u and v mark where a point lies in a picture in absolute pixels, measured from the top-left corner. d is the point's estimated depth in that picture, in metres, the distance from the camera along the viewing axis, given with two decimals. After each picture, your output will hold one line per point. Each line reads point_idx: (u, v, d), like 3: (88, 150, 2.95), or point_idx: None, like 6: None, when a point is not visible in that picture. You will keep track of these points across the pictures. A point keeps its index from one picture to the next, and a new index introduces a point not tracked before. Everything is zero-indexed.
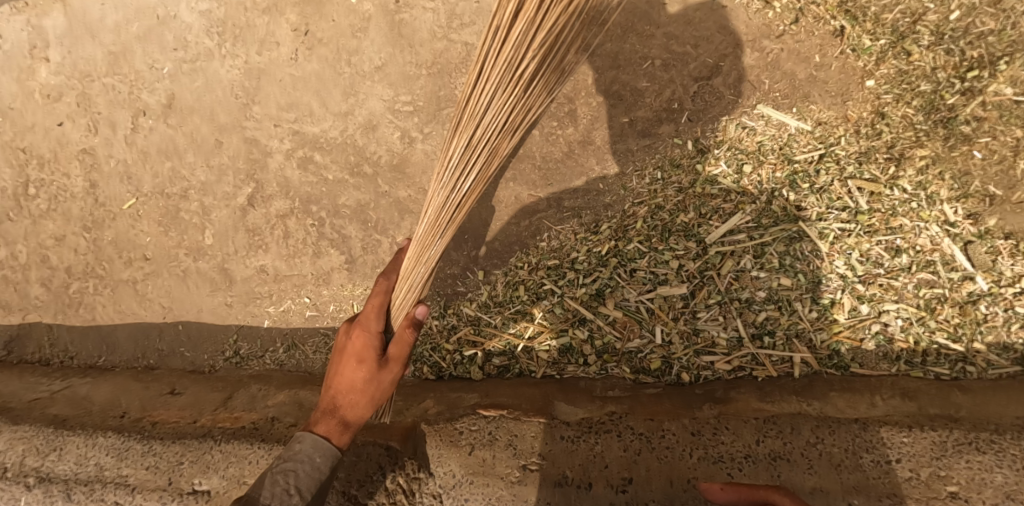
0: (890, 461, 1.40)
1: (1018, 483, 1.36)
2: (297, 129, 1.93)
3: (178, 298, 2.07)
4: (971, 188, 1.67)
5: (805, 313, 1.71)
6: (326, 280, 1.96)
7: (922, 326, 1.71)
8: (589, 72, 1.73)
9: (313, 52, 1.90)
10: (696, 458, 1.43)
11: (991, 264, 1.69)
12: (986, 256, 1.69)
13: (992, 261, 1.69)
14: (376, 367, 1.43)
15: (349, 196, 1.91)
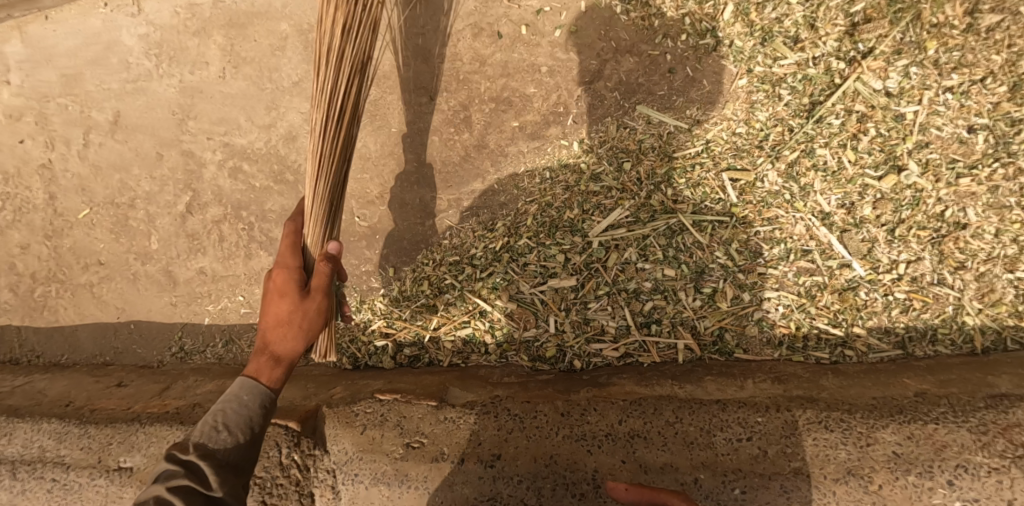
0: (741, 439, 1.49)
1: (861, 459, 1.44)
2: (228, 141, 2.10)
3: (130, 300, 2.26)
4: (846, 178, 1.73)
5: (689, 302, 1.80)
6: (258, 279, 2.13)
7: (803, 312, 1.79)
8: (481, 81, 1.86)
9: (239, 71, 2.06)
10: (562, 435, 1.54)
11: (866, 252, 1.77)
12: (861, 244, 1.76)
13: (868, 249, 1.77)
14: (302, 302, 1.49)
15: (275, 203, 2.08)
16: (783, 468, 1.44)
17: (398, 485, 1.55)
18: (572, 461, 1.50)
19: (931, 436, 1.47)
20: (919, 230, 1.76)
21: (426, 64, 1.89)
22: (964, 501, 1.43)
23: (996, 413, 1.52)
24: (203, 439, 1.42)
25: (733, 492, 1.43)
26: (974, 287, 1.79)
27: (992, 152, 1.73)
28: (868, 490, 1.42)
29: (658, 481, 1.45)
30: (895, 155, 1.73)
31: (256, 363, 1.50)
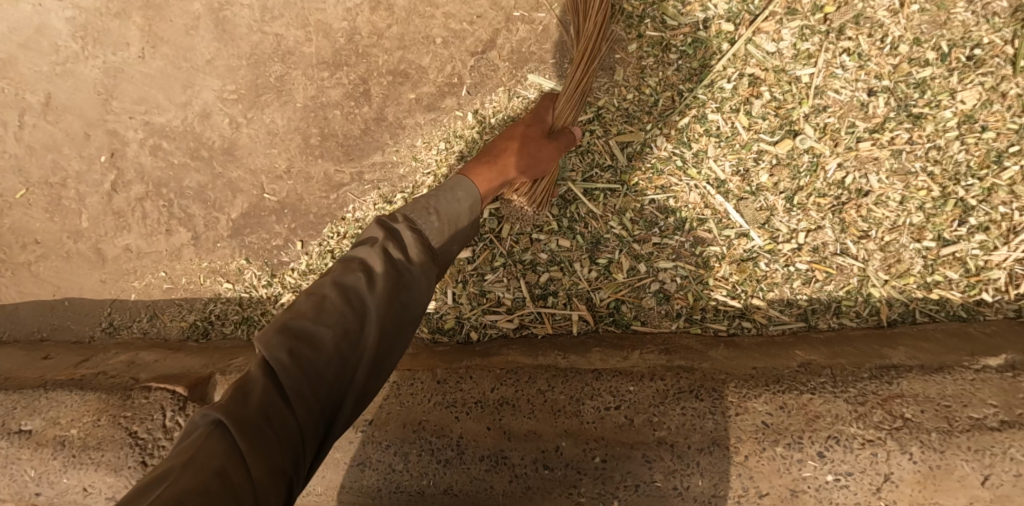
0: (609, 407, 1.45)
1: (727, 428, 1.39)
2: (148, 120, 2.14)
3: (65, 277, 2.33)
4: (740, 144, 1.69)
5: (584, 273, 1.78)
6: (178, 256, 2.16)
7: (700, 284, 1.74)
8: (380, 54, 1.87)
9: (158, 51, 2.11)
10: (434, 402, 1.54)
11: (765, 221, 1.71)
12: (758, 212, 1.71)
13: (767, 218, 1.71)
14: (536, 137, 1.63)
15: (192, 179, 2.10)
16: (646, 437, 1.40)
17: None
18: (438, 428, 1.49)
19: (804, 406, 1.40)
20: (818, 198, 1.69)
21: (327, 39, 1.91)
22: (835, 474, 1.36)
23: (879, 384, 1.43)
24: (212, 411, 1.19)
25: (593, 460, 1.40)
26: (880, 257, 1.69)
27: (895, 115, 1.65)
28: (733, 461, 1.37)
29: (518, 447, 1.44)
30: (791, 119, 1.67)
31: (484, 174, 1.60)
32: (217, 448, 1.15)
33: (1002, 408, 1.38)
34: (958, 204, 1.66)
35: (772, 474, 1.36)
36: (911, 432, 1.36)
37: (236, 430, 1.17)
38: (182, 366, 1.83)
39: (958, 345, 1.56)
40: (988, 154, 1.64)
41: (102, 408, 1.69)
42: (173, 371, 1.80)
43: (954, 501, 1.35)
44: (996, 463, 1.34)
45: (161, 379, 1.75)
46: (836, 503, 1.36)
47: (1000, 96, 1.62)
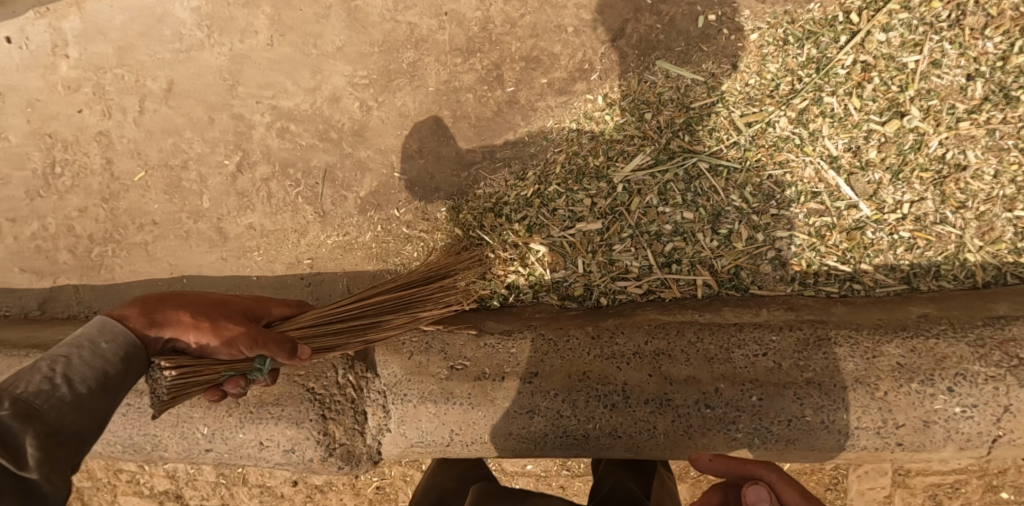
0: (758, 354, 1.63)
1: (868, 369, 1.57)
2: (275, 104, 2.25)
3: (182, 256, 2.42)
4: (852, 123, 1.88)
5: (707, 242, 1.95)
6: (303, 232, 2.28)
7: (813, 251, 1.92)
8: (513, 42, 2.03)
9: (286, 39, 2.21)
10: (593, 355, 1.70)
11: (872, 193, 1.90)
12: (867, 186, 1.90)
13: (874, 191, 1.90)
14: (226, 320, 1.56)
15: (320, 159, 2.23)
16: (796, 378, 1.58)
17: (443, 402, 1.74)
18: (602, 376, 1.65)
19: (932, 349, 1.59)
20: (921, 173, 1.89)
21: (460, 27, 2.06)
22: (963, 406, 1.55)
23: (993, 329, 1.63)
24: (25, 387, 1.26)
25: (750, 398, 1.58)
26: (975, 225, 1.90)
27: (990, 97, 1.85)
28: (874, 396, 1.56)
29: (680, 391, 1.60)
30: (897, 102, 1.87)
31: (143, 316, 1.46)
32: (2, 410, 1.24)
33: None
34: None
35: (908, 407, 1.55)
36: None
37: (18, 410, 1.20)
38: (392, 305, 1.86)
39: None
40: None
41: (324, 322, 1.76)
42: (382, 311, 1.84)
43: None
44: None
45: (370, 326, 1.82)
46: (961, 430, 1.56)
47: None
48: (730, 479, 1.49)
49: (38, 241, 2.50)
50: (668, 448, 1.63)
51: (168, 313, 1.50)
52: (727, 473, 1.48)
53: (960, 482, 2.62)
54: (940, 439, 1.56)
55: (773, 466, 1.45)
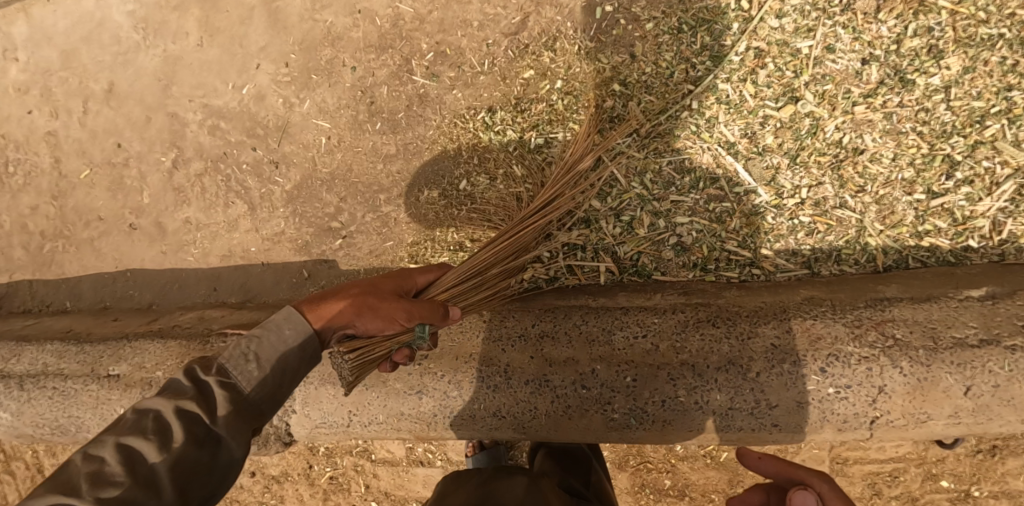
0: (638, 336, 1.66)
1: (741, 350, 1.59)
2: (206, 103, 2.34)
3: (125, 251, 2.51)
4: (747, 110, 1.91)
5: (609, 229, 1.98)
6: (235, 226, 2.36)
7: (713, 236, 1.94)
8: (422, 38, 2.09)
9: (214, 40, 2.30)
10: (481, 338, 1.76)
11: (771, 179, 1.92)
12: (765, 171, 1.92)
13: (772, 176, 1.92)
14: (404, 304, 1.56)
15: (248, 155, 2.32)
16: (671, 360, 1.61)
17: (340, 384, 1.81)
18: (487, 358, 1.71)
19: (807, 330, 1.60)
20: (817, 158, 1.90)
21: (373, 25, 2.13)
22: (836, 387, 1.56)
23: (872, 311, 1.63)
24: (227, 360, 1.34)
25: (625, 379, 1.61)
26: (875, 209, 1.90)
27: (884, 80, 1.86)
28: (746, 377, 1.58)
29: (559, 371, 1.64)
30: (792, 87, 1.89)
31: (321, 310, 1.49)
32: (225, 393, 1.30)
33: (980, 328, 1.58)
34: (945, 160, 1.87)
35: (781, 388, 1.56)
36: (902, 349, 1.56)
37: (238, 405, 1.30)
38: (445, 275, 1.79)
39: (946, 280, 1.76)
40: (973, 115, 1.85)
41: None
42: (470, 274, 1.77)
43: (940, 409, 1.55)
44: (976, 375, 1.54)
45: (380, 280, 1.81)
46: (836, 412, 1.56)
47: (980, 64, 1.83)
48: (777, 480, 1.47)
49: None
50: (550, 428, 1.67)
51: (332, 306, 1.50)
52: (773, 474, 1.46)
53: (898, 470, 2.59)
54: (815, 421, 1.57)
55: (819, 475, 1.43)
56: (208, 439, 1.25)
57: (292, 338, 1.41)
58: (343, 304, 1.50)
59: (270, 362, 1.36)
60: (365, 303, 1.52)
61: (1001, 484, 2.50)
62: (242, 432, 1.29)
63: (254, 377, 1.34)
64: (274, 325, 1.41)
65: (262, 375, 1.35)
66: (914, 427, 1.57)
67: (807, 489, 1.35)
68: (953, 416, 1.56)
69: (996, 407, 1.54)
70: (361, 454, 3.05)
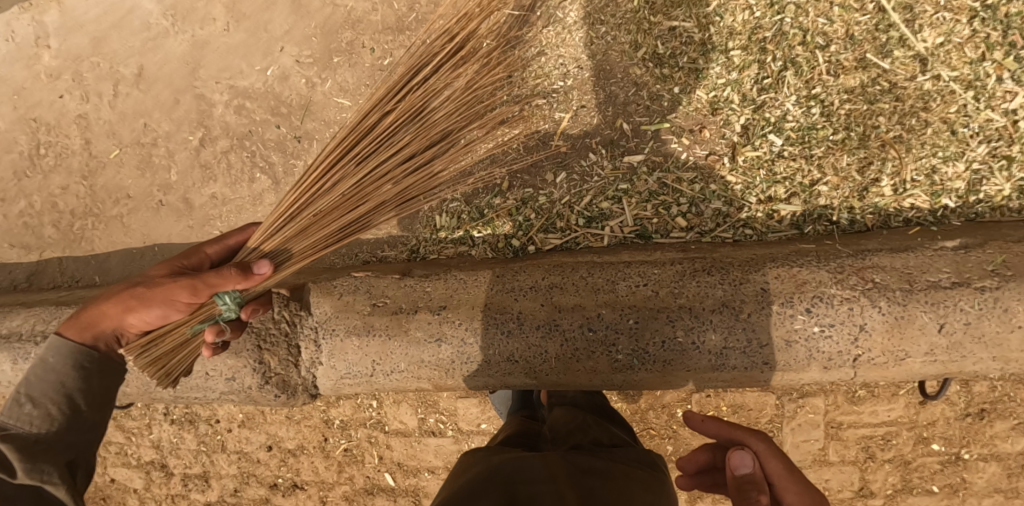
0: (639, 284, 1.80)
1: (734, 294, 1.73)
2: (232, 84, 2.50)
3: (153, 226, 2.66)
4: (740, 81, 2.05)
5: (613, 195, 2.13)
6: (260, 199, 2.52)
7: (710, 200, 2.09)
8: (436, 19, 2.24)
9: (240, 25, 2.46)
10: (496, 289, 1.91)
11: (763, 145, 2.05)
12: (757, 137, 2.06)
13: (765, 143, 2.05)
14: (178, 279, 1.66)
15: (272, 132, 2.47)
16: (670, 304, 1.75)
17: (366, 334, 1.97)
18: (500, 307, 1.86)
19: (794, 275, 1.73)
20: (805, 125, 2.04)
21: (390, 8, 2.28)
22: (821, 326, 1.70)
23: (855, 259, 1.76)
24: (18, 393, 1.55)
25: (628, 322, 1.76)
26: (860, 173, 2.03)
27: (865, 54, 2.01)
28: (738, 318, 1.72)
29: (567, 316, 1.80)
30: (783, 58, 2.02)
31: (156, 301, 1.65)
32: (12, 447, 1.48)
33: (953, 272, 1.72)
34: (925, 126, 2.00)
35: (770, 327, 1.71)
36: (880, 291, 1.69)
37: (30, 451, 1.49)
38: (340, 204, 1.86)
39: (924, 234, 1.90)
40: (949, 83, 1.98)
41: None
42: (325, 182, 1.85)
43: (916, 346, 1.69)
44: (949, 313, 1.68)
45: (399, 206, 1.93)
46: (821, 350, 1.70)
47: (954, 36, 1.96)
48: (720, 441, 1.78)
49: (26, 217, 2.77)
50: (559, 370, 1.82)
51: (93, 312, 1.66)
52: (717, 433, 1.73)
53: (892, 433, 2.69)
54: (803, 358, 1.71)
55: (758, 436, 1.68)
56: (19, 488, 1.47)
57: (81, 358, 1.61)
58: (108, 304, 1.67)
59: (59, 393, 1.56)
60: (129, 297, 1.66)
61: (989, 446, 2.62)
62: (59, 473, 1.50)
63: (34, 415, 1.53)
64: (49, 351, 1.60)
65: (81, 414, 1.57)
66: (894, 365, 1.72)
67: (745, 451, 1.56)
68: (929, 353, 1.70)
69: (968, 344, 1.69)
70: (374, 426, 3.17)
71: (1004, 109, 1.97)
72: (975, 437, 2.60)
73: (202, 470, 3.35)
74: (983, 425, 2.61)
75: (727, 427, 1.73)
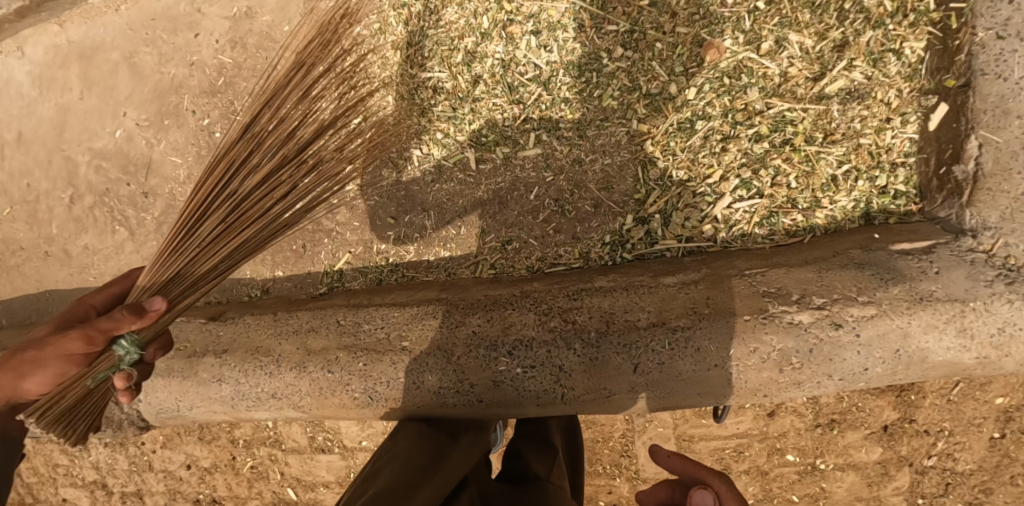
0: (378, 327, 1.99)
1: (447, 337, 1.86)
2: (91, 147, 2.72)
3: (42, 275, 2.89)
4: (493, 123, 2.20)
5: (406, 246, 2.32)
6: (121, 248, 2.78)
7: (480, 239, 2.23)
8: (242, 82, 2.46)
9: (91, 92, 2.66)
10: (268, 333, 2.16)
11: (531, 176, 2.19)
12: (526, 171, 2.19)
13: (531, 175, 2.19)
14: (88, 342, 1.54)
15: (125, 189, 2.72)
16: (395, 347, 1.91)
17: (167, 377, 2.20)
18: (267, 350, 2.08)
19: (505, 318, 1.85)
20: (558, 163, 2.16)
21: (204, 73, 2.50)
22: (523, 367, 1.78)
23: (566, 300, 1.85)
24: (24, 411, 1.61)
25: (358, 364, 1.92)
26: (620, 204, 2.12)
27: (607, 90, 2.11)
28: (450, 360, 1.84)
29: (313, 359, 1.99)
30: (524, 97, 2.17)
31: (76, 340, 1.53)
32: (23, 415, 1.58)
33: (654, 313, 1.76)
34: (673, 156, 2.06)
35: (478, 369, 1.81)
36: (576, 333, 1.76)
37: None
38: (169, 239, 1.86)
39: (658, 269, 1.94)
40: (691, 110, 2.04)
41: None
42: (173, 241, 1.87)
43: (618, 384, 1.74)
44: (642, 354, 1.72)
45: (561, 156, 2.16)
46: (528, 389, 1.78)
47: (697, 65, 2.02)
48: (682, 477, 1.70)
49: None
50: (316, 405, 2.00)
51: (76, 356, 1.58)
52: (681, 471, 1.67)
53: (743, 445, 2.63)
54: (514, 397, 1.80)
55: (722, 477, 1.64)
56: None
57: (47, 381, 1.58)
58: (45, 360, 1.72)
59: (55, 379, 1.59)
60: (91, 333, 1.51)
61: (844, 456, 2.56)
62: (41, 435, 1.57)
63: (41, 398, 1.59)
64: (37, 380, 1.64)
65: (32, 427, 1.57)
66: (602, 400, 1.77)
67: (706, 490, 1.57)
68: (632, 390, 1.74)
69: (667, 382, 1.72)
70: (273, 444, 3.18)
71: (749, 135, 2.01)
72: (826, 447, 2.54)
73: (135, 489, 3.29)
74: (834, 436, 2.54)
75: (692, 464, 1.68)
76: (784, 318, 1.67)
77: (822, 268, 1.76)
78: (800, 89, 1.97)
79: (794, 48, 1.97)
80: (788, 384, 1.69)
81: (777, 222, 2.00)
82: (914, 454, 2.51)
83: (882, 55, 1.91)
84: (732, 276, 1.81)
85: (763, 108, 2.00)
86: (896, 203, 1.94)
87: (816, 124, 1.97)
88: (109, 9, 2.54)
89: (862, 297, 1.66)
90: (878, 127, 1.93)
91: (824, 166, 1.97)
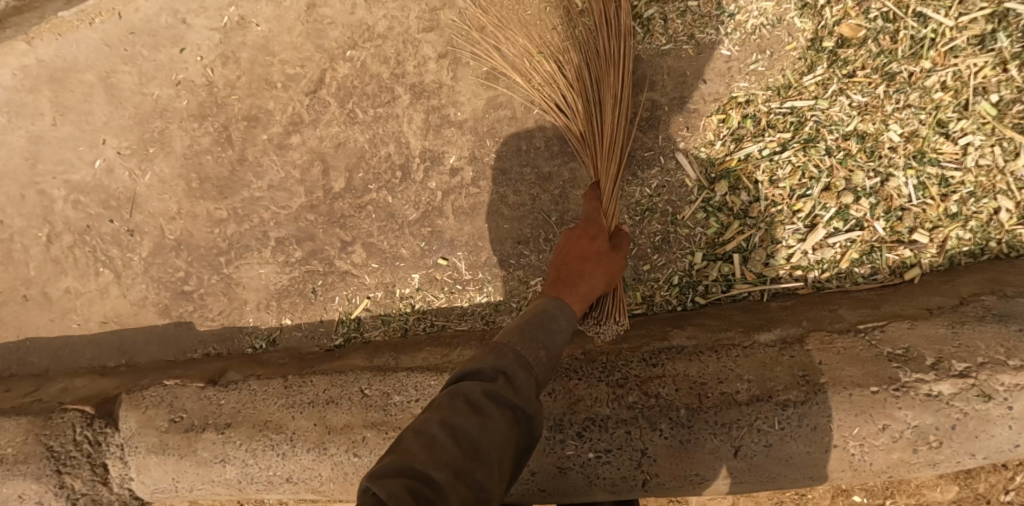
0: (412, 401, 1.69)
1: None
2: (68, 179, 2.32)
3: (25, 321, 2.47)
4: (535, 146, 1.87)
5: (437, 295, 1.99)
6: (104, 293, 2.40)
7: (522, 286, 1.91)
8: (236, 103, 2.12)
9: (65, 118, 2.28)
10: (278, 403, 1.84)
11: (584, 207, 1.84)
12: (580, 198, 1.85)
13: (584, 203, 1.84)
14: None
15: (107, 227, 2.34)
16: None
17: (161, 454, 1.88)
18: (278, 426, 1.77)
19: (570, 391, 1.52)
20: (613, 193, 1.81)
21: (192, 94, 2.16)
22: (596, 452, 1.47)
23: (642, 366, 1.53)
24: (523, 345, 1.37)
25: (391, 445, 1.65)
26: (691, 241, 1.76)
27: (671, 106, 1.77)
28: None
29: (336, 439, 1.68)
30: None
31: None
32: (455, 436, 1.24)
33: (754, 383, 1.44)
34: (756, 181, 1.71)
35: (539, 454, 1.49)
36: (662, 411, 1.45)
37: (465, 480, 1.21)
38: (563, 93, 1.73)
39: (746, 320, 1.62)
40: (778, 129, 1.69)
41: None
42: (594, 112, 1.70)
43: (713, 469, 1.43)
44: (744, 435, 1.41)
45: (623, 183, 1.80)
46: (601, 476, 1.47)
47: (776, 73, 1.70)
48: None
49: None
50: (339, 491, 1.69)
51: None
52: None
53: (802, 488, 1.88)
54: (583, 487, 1.48)
55: None
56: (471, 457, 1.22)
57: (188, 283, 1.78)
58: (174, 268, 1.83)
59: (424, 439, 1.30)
60: None
61: (917, 497, 1.84)
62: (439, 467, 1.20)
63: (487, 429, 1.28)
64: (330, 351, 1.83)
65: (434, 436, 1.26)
66: (692, 489, 1.45)
67: None
68: (731, 478, 1.43)
69: (774, 466, 1.41)
70: None
71: (847, 156, 1.67)
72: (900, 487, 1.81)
73: None
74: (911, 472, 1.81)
75: None
76: (920, 390, 1.37)
77: (954, 322, 1.46)
78: (908, 98, 1.63)
79: (903, 54, 1.63)
80: (922, 466, 1.38)
81: (880, 257, 1.68)
82: (990, 491, 1.81)
83: (1009, 59, 1.59)
84: (844, 332, 1.50)
85: (864, 122, 1.65)
86: (1022, 234, 1.64)
87: (926, 144, 1.64)
88: (81, 23, 2.18)
89: (1014, 361, 1.37)
90: (995, 140, 1.62)
91: (937, 194, 1.65)
